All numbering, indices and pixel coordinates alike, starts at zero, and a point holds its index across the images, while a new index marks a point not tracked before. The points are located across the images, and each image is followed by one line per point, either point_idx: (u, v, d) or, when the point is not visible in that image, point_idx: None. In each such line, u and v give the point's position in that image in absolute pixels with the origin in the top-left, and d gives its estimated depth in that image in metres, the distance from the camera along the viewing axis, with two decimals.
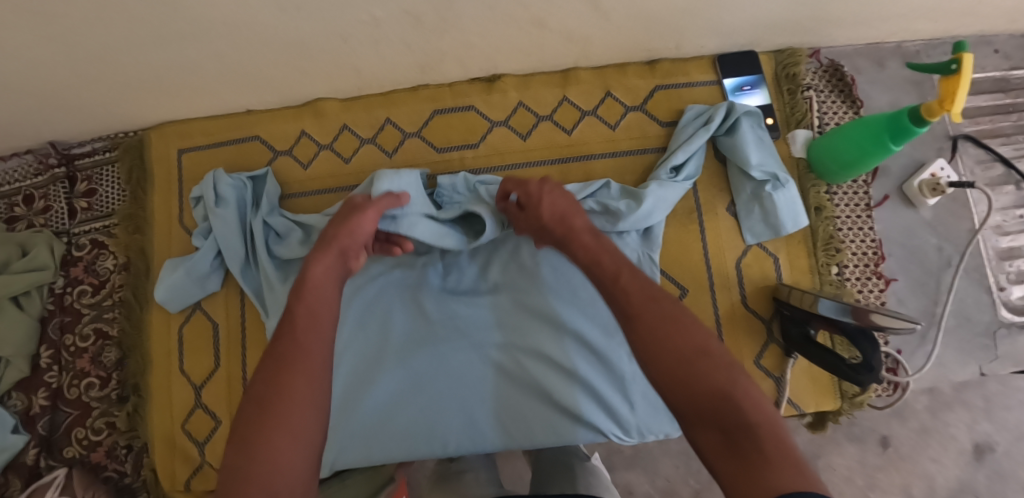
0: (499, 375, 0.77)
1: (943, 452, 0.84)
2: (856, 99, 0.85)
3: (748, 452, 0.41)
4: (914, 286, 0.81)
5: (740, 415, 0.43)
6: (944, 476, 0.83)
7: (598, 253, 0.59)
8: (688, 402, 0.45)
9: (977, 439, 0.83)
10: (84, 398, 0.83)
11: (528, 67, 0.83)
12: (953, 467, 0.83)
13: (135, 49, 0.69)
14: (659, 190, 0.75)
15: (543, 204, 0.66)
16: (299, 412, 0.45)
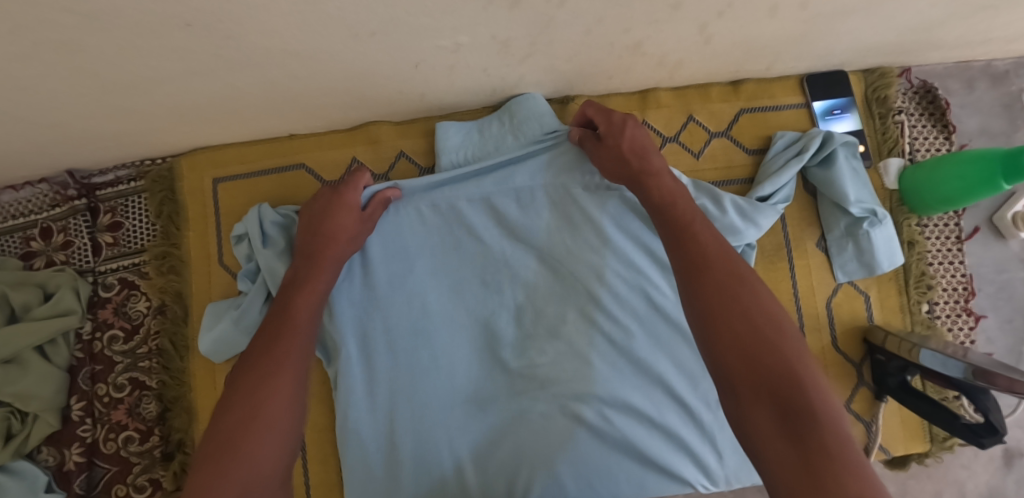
0: (582, 429, 0.71)
1: (972, 458, 0.83)
2: (947, 123, 0.80)
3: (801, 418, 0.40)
4: (1002, 324, 0.78)
5: (786, 372, 0.43)
6: (975, 482, 0.82)
7: (673, 197, 0.62)
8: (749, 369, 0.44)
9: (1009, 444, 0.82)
10: (123, 453, 0.77)
11: (606, 89, 0.76)
12: (983, 473, 0.82)
13: (176, 80, 0.59)
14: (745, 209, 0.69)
15: (624, 136, 0.67)
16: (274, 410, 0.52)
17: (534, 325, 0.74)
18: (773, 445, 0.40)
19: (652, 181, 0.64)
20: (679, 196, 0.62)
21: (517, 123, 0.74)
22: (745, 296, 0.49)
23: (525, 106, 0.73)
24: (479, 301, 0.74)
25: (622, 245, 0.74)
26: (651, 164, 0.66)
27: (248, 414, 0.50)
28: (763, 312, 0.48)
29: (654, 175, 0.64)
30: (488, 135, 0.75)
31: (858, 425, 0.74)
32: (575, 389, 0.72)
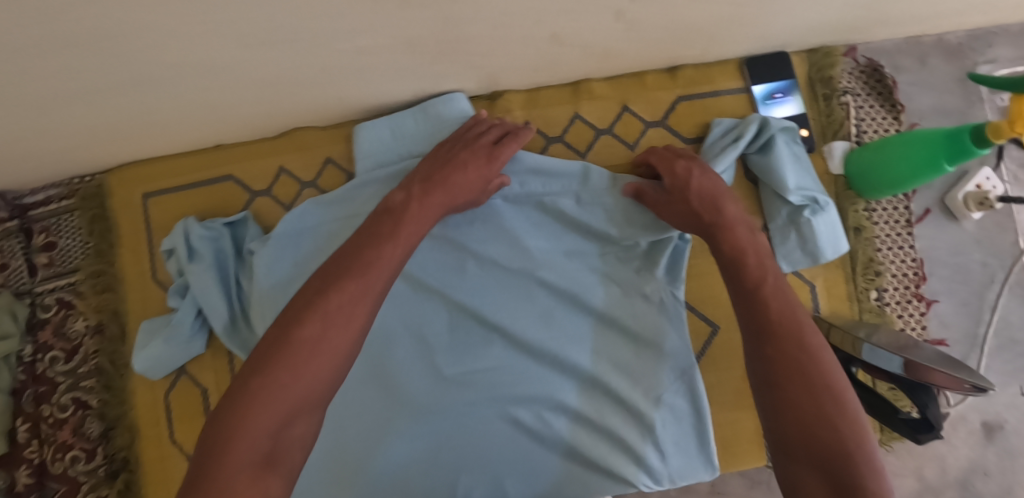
0: (520, 432, 0.71)
1: (953, 433, 0.84)
2: (895, 102, 0.77)
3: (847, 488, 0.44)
4: (957, 307, 0.76)
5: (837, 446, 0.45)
6: (954, 456, 0.84)
7: (742, 252, 0.58)
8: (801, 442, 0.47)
9: (986, 418, 0.84)
10: (70, 473, 0.77)
11: (535, 82, 0.72)
12: (963, 447, 0.84)
13: (85, 101, 0.57)
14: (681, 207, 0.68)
15: (691, 188, 0.64)
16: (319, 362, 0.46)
17: (472, 328, 0.72)
18: None
19: (727, 225, 0.60)
20: (752, 255, 0.58)
21: (438, 126, 0.71)
22: (807, 364, 0.50)
23: (443, 107, 0.70)
24: (412, 307, 0.72)
25: (563, 243, 0.72)
26: (728, 212, 0.61)
27: (307, 333, 0.47)
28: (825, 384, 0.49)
29: (730, 224, 0.60)
30: (405, 137, 0.72)
31: None
32: (514, 396, 0.71)
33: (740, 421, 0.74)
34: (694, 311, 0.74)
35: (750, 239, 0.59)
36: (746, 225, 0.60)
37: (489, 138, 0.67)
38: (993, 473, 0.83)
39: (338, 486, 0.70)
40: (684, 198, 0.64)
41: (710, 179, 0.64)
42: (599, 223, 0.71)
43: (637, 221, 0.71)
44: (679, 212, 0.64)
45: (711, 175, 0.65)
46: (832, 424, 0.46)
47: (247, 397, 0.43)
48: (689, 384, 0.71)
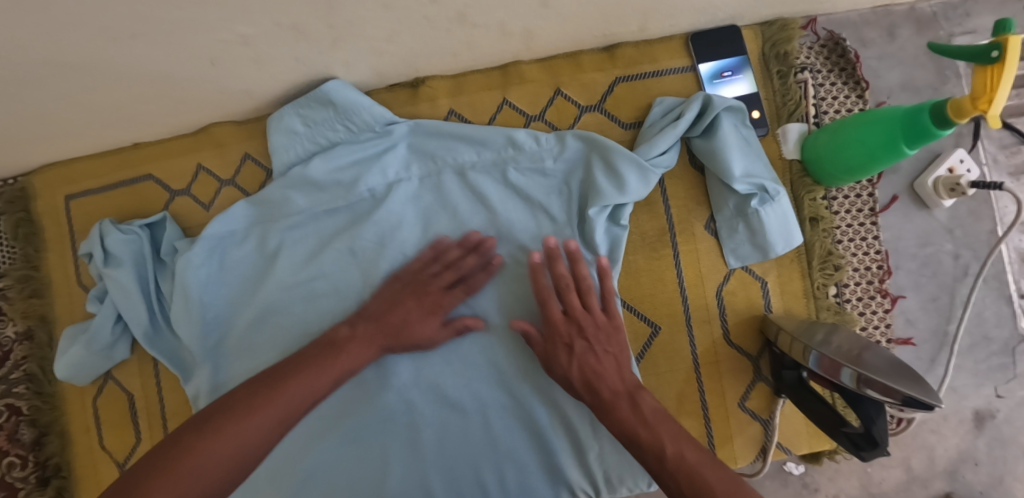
0: (446, 439, 0.67)
1: (942, 422, 0.76)
2: (860, 79, 0.70)
3: None
4: (925, 303, 0.71)
5: None
6: (944, 447, 0.76)
7: (632, 426, 0.54)
8: None
9: (978, 406, 0.75)
10: (6, 479, 0.75)
11: (457, 67, 0.68)
12: (953, 437, 0.76)
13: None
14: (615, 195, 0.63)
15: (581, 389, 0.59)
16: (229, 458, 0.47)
17: None
18: None
19: (608, 413, 0.56)
20: (641, 428, 0.53)
21: (346, 113, 0.65)
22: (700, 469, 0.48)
23: (341, 92, 0.64)
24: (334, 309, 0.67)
25: (498, 229, 0.68)
26: (605, 393, 0.57)
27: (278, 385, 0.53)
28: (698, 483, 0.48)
29: (609, 404, 0.56)
30: (314, 126, 0.66)
31: (755, 424, 0.68)
32: (442, 397, 0.67)
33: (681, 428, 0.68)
34: (632, 311, 0.68)
35: (637, 416, 0.54)
36: (627, 401, 0.56)
37: (440, 281, 0.64)
38: (984, 463, 0.75)
39: (266, 487, 0.66)
40: (569, 383, 0.59)
41: (596, 356, 0.59)
42: (536, 205, 0.67)
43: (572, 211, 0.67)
44: (561, 383, 0.60)
45: (596, 348, 0.60)
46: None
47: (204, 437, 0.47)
48: None
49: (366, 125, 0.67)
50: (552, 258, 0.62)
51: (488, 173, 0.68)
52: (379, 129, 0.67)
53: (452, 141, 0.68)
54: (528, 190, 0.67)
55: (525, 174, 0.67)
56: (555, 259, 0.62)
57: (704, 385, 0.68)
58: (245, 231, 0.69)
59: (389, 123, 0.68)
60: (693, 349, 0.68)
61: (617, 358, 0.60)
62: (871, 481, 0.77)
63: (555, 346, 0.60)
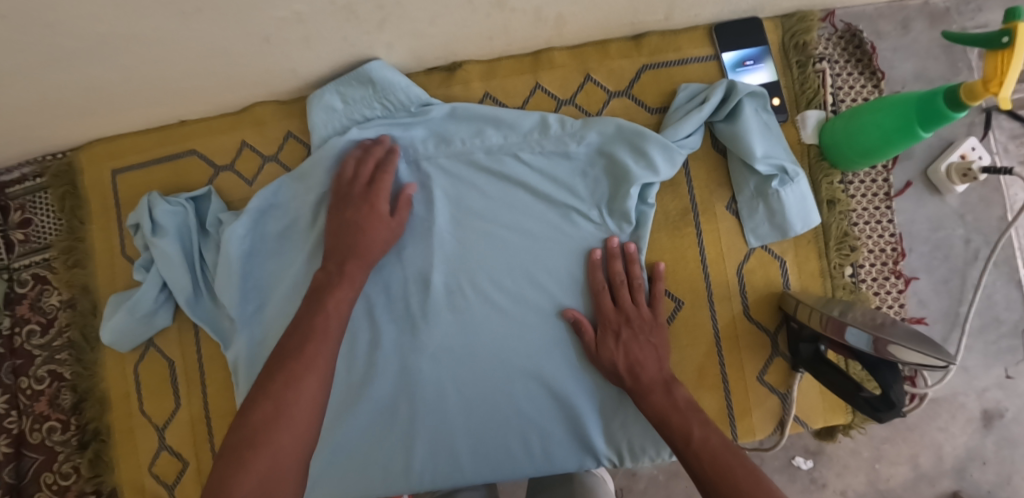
0: (473, 408, 0.70)
1: (951, 420, 0.80)
2: (876, 69, 0.74)
3: None
4: (937, 285, 0.74)
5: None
6: (952, 445, 0.80)
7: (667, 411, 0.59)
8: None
9: (987, 406, 0.79)
10: (47, 443, 0.79)
11: (492, 52, 0.72)
12: (961, 435, 0.80)
13: (40, 77, 0.61)
14: (646, 177, 0.67)
15: (621, 361, 0.64)
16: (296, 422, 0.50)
17: (428, 300, 0.70)
18: None
19: (644, 397, 0.61)
20: (672, 413, 0.59)
21: (385, 93, 0.69)
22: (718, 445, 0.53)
23: (382, 71, 0.67)
24: (369, 282, 0.71)
25: (526, 208, 0.71)
26: (644, 379, 0.62)
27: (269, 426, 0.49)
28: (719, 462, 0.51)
29: (647, 389, 0.61)
30: (353, 103, 0.70)
31: (773, 398, 0.71)
32: (469, 365, 0.70)
33: (702, 402, 0.70)
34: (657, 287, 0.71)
35: (669, 401, 0.60)
36: (662, 388, 0.61)
37: (361, 182, 0.67)
38: (991, 461, 0.79)
39: None
40: (615, 373, 0.64)
41: (640, 343, 0.64)
42: (562, 184, 0.70)
43: (601, 193, 0.70)
44: (605, 374, 0.65)
45: (642, 339, 0.65)
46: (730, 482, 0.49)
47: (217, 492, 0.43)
48: None
49: (402, 104, 0.70)
50: (609, 256, 0.68)
51: (516, 154, 0.71)
52: (414, 109, 0.71)
53: (482, 120, 0.71)
54: (556, 170, 0.70)
55: (552, 156, 0.70)
56: (615, 256, 0.68)
57: (724, 358, 0.70)
58: (286, 205, 0.72)
59: (425, 103, 0.71)
60: (714, 323, 0.70)
61: (656, 351, 0.65)
62: (878, 478, 0.81)
63: (604, 334, 0.66)
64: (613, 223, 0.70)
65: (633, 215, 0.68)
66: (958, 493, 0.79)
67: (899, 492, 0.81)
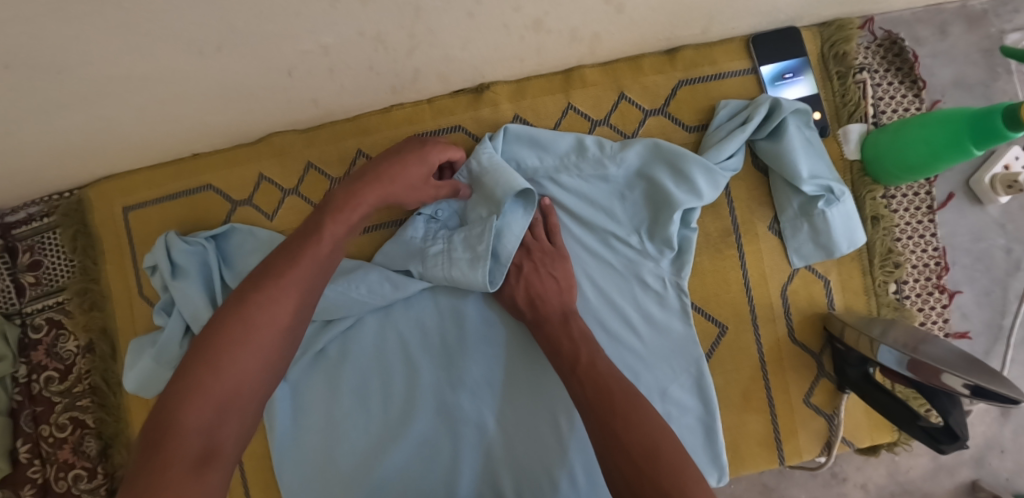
0: (513, 438, 0.67)
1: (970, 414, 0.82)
2: (916, 78, 0.71)
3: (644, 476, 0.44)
4: (979, 298, 0.73)
5: (659, 461, 0.45)
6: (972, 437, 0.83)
7: (558, 339, 0.60)
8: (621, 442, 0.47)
9: None
10: (74, 491, 0.76)
11: (521, 72, 0.68)
12: (980, 424, 0.82)
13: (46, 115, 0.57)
14: (689, 202, 0.64)
15: (518, 285, 0.64)
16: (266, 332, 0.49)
17: (467, 333, 0.68)
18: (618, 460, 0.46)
19: (540, 327, 0.62)
20: (565, 340, 0.59)
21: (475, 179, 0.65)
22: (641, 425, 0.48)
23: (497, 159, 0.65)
24: (403, 316, 0.69)
25: (567, 233, 0.68)
26: (543, 311, 0.63)
27: (226, 351, 0.47)
28: (644, 450, 0.46)
29: (543, 320, 0.62)
30: (471, 223, 0.65)
31: (819, 419, 0.70)
32: (510, 395, 0.68)
33: (747, 425, 0.69)
34: (701, 311, 0.69)
35: (564, 330, 0.60)
36: (561, 315, 0.62)
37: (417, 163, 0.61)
38: (1009, 449, 0.82)
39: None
40: (515, 303, 0.64)
41: (541, 276, 0.64)
42: (600, 207, 0.67)
43: (643, 218, 0.67)
44: (507, 308, 0.66)
45: (545, 272, 0.65)
46: (655, 483, 0.43)
47: (164, 423, 0.43)
48: (700, 380, 0.66)
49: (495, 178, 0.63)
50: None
51: (554, 178, 0.67)
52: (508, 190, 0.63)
53: (522, 147, 0.68)
54: (595, 193, 0.67)
55: (589, 179, 0.67)
56: None
57: (770, 381, 0.69)
58: None
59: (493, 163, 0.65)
60: (760, 347, 0.69)
61: (559, 284, 0.64)
62: (898, 470, 0.84)
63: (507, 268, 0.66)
64: (653, 248, 0.67)
65: (675, 240, 0.66)
66: (976, 483, 0.83)
67: (919, 482, 0.84)
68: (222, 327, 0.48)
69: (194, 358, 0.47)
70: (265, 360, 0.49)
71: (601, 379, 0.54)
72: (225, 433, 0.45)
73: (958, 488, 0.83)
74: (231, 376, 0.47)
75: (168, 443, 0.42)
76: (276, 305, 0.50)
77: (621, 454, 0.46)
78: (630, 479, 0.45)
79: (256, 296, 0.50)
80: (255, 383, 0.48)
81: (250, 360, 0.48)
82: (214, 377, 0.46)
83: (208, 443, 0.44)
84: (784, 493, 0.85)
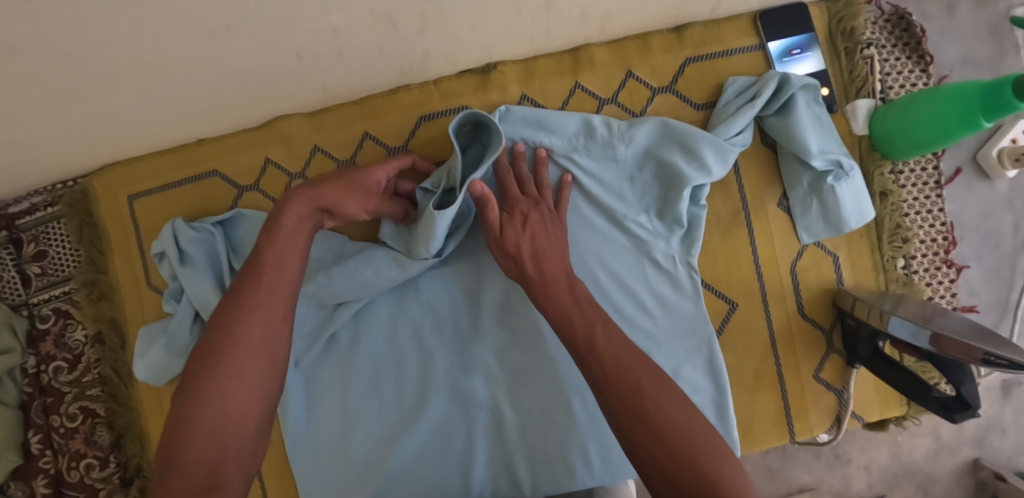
0: (525, 420, 0.67)
1: None
2: (924, 53, 0.71)
3: (680, 466, 0.41)
4: (987, 273, 0.74)
5: (692, 448, 0.42)
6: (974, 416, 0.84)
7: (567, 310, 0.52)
8: (652, 428, 0.43)
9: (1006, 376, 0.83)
10: (86, 481, 0.76)
11: (529, 51, 0.67)
12: (982, 405, 0.84)
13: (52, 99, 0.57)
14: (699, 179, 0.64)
15: (521, 237, 0.58)
16: (248, 358, 0.50)
17: (477, 314, 0.68)
18: (651, 446, 0.42)
19: (545, 290, 0.55)
20: (576, 312, 0.52)
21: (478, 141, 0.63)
22: (667, 405, 0.44)
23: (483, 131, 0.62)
24: (413, 303, 0.69)
25: (578, 213, 0.67)
26: (548, 271, 0.56)
27: (211, 383, 0.48)
28: (676, 427, 0.43)
29: (549, 282, 0.55)
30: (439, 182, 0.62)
31: (829, 395, 0.70)
32: (521, 378, 0.68)
33: (758, 403, 0.70)
34: (710, 289, 0.69)
35: (573, 299, 0.53)
36: (566, 281, 0.55)
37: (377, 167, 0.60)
38: (1010, 429, 0.83)
39: (348, 486, 0.67)
40: (518, 260, 0.57)
41: (546, 231, 0.59)
42: (608, 189, 0.67)
43: (656, 199, 0.67)
44: (506, 262, 0.58)
45: (551, 229, 0.60)
46: (693, 463, 0.41)
47: (168, 460, 0.45)
48: (710, 358, 0.67)
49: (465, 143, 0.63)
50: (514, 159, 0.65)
51: (568, 158, 0.67)
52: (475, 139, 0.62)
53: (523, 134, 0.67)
54: (601, 176, 0.67)
55: (597, 160, 0.67)
56: (521, 158, 0.65)
57: (781, 358, 0.70)
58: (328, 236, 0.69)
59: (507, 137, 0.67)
60: (769, 324, 0.69)
61: (562, 245, 0.59)
62: (901, 450, 0.85)
63: (509, 219, 0.59)
64: (663, 228, 0.67)
65: (685, 219, 0.66)
66: (978, 461, 0.84)
67: (921, 462, 0.85)
68: (200, 363, 0.49)
69: (184, 401, 0.48)
70: (252, 385, 0.49)
71: (616, 352, 0.48)
72: (228, 458, 0.46)
73: (960, 467, 0.85)
74: (218, 408, 0.47)
75: (170, 478, 0.44)
76: (251, 331, 0.50)
77: (654, 438, 0.42)
78: (666, 463, 0.41)
79: (231, 328, 0.50)
80: (249, 408, 0.49)
81: (237, 390, 0.48)
82: (205, 414, 0.47)
83: (211, 470, 0.45)
84: (788, 474, 0.86)
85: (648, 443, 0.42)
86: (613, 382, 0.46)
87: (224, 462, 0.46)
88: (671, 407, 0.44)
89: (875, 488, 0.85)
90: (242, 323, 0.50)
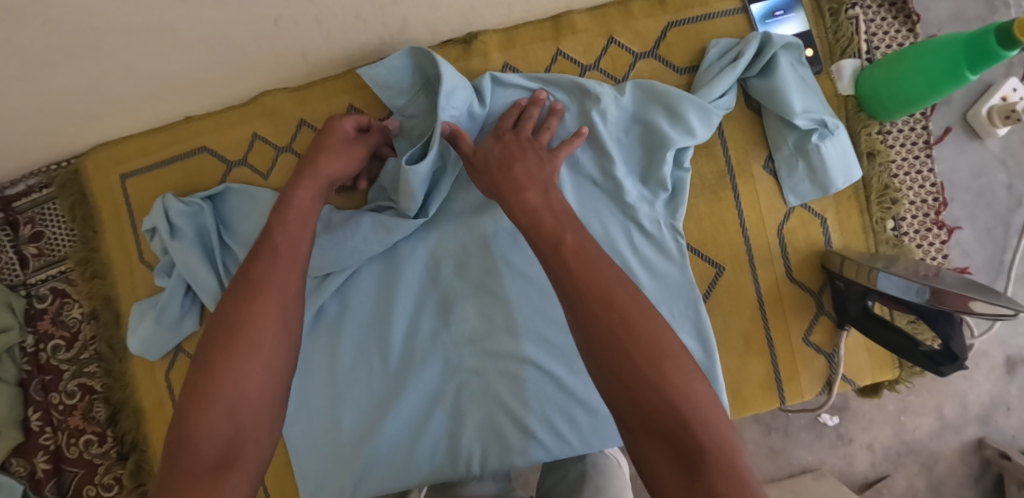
0: (513, 387, 0.67)
1: (975, 369, 0.82)
2: (910, 12, 0.71)
3: (646, 387, 0.37)
4: (980, 235, 0.73)
5: (658, 368, 0.38)
6: (976, 392, 0.83)
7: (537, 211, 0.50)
8: (613, 340, 0.39)
9: (1010, 353, 0.82)
10: (86, 456, 0.78)
11: (510, 19, 0.68)
12: (985, 382, 0.82)
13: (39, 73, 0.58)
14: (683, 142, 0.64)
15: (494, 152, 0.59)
16: (266, 334, 0.48)
17: (463, 281, 0.69)
18: (614, 366, 0.38)
19: (517, 193, 0.54)
20: (545, 212, 0.51)
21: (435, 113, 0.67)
22: (635, 318, 0.40)
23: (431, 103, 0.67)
24: (399, 274, 0.69)
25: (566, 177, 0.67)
26: (520, 179, 0.55)
27: (224, 361, 0.46)
28: (644, 342, 0.39)
29: (520, 188, 0.54)
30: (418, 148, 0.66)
31: (819, 358, 0.70)
32: (507, 345, 0.68)
33: (748, 368, 0.69)
34: (696, 253, 0.69)
35: (545, 200, 0.52)
36: (536, 188, 0.54)
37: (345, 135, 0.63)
38: (1015, 407, 0.82)
39: (339, 456, 0.67)
40: (488, 173, 0.57)
41: (523, 152, 0.59)
42: (595, 148, 0.67)
43: (645, 161, 0.66)
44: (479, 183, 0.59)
45: (531, 151, 0.60)
46: (657, 384, 0.37)
47: (178, 440, 0.42)
48: (697, 320, 0.66)
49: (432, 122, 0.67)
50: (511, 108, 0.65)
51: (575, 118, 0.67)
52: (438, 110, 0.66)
53: (520, 92, 0.67)
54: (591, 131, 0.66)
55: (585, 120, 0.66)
56: (534, 104, 0.64)
57: (769, 322, 0.69)
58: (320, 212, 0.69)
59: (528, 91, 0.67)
60: (757, 287, 0.69)
61: (538, 163, 0.58)
62: (904, 429, 0.84)
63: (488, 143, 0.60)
64: (648, 192, 0.66)
65: (669, 182, 0.66)
66: (983, 439, 0.82)
67: (925, 442, 0.84)
68: (214, 340, 0.47)
69: (195, 379, 0.45)
70: (268, 361, 0.47)
71: (587, 258, 0.44)
72: (245, 433, 0.44)
73: (965, 446, 0.83)
74: (231, 382, 0.45)
75: (181, 458, 0.41)
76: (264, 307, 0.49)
77: (615, 353, 0.38)
78: (625, 381, 0.38)
79: (249, 304, 0.49)
80: (263, 384, 0.46)
81: (252, 367, 0.46)
82: (219, 394, 0.44)
83: (227, 447, 0.42)
84: (790, 454, 0.85)
85: (608, 356, 0.39)
86: (577, 292, 0.42)
87: (241, 438, 0.43)
88: (638, 321, 0.40)
89: (878, 468, 0.85)
90: (256, 306, 0.49)
